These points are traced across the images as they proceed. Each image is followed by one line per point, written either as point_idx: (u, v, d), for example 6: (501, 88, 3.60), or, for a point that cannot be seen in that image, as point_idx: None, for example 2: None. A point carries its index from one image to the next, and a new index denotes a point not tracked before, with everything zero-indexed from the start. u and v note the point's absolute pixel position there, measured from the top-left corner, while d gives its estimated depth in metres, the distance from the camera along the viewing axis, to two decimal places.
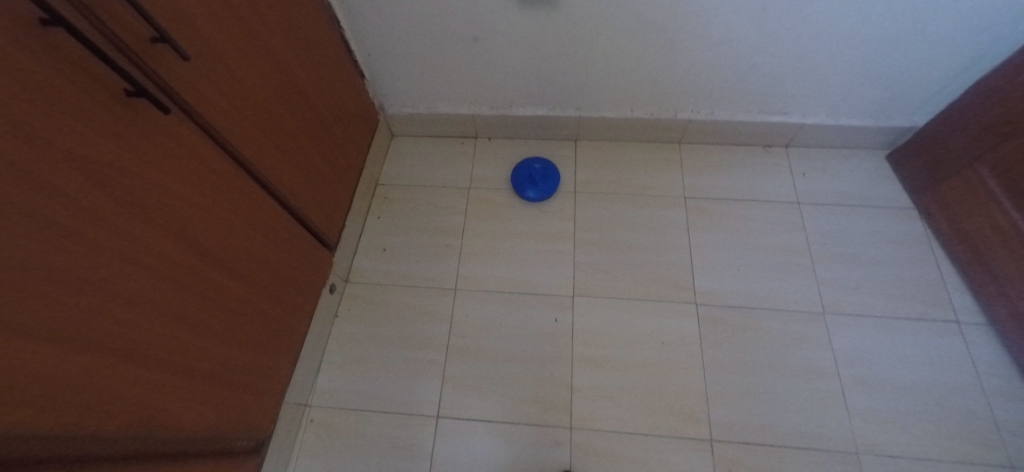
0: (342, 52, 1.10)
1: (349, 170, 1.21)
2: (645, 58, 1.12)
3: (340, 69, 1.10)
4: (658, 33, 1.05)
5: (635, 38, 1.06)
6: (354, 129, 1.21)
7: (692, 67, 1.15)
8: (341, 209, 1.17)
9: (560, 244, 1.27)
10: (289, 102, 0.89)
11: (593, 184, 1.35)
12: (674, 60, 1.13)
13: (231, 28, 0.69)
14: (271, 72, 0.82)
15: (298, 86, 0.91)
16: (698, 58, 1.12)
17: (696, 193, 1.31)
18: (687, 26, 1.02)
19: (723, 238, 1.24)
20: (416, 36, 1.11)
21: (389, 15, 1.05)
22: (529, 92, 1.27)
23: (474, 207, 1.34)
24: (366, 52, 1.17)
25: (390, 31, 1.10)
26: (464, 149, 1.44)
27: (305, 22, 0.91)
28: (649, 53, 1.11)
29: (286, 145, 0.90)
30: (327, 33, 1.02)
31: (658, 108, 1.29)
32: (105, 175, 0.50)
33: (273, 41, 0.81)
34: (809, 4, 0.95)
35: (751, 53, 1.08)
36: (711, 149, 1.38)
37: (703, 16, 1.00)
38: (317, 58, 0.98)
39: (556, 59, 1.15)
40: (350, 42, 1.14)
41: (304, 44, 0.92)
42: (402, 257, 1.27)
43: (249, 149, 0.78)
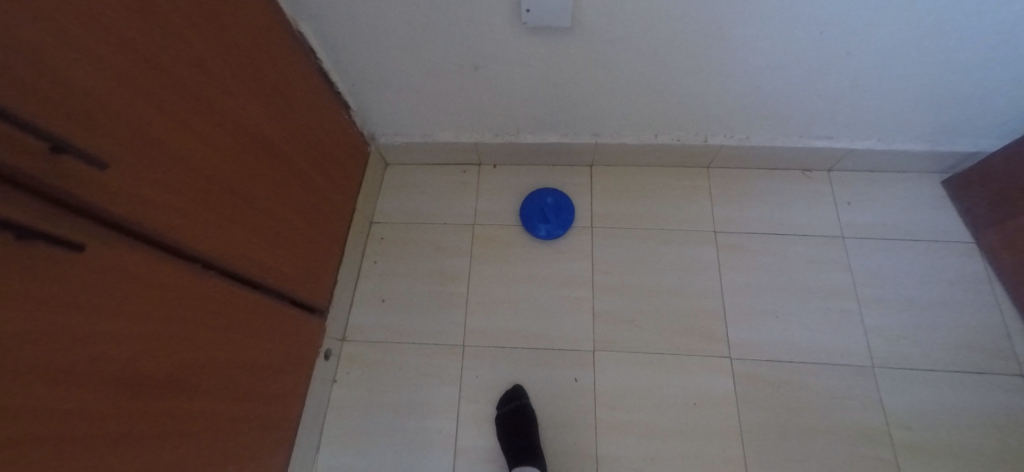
0: (320, 87, 0.94)
1: (336, 218, 1.07)
2: (676, 85, 0.98)
3: (318, 109, 0.94)
4: (693, 60, 0.91)
5: (666, 65, 0.92)
6: (340, 171, 1.07)
7: (729, 94, 1.01)
8: (329, 265, 1.04)
9: (579, 289, 1.15)
10: (257, 167, 0.74)
11: (614, 217, 1.22)
12: (710, 86, 0.98)
13: (170, 103, 0.54)
14: (231, 139, 0.67)
15: (266, 145, 0.76)
16: (738, 85, 0.97)
17: (728, 226, 1.19)
18: (727, 54, 0.89)
19: (760, 280, 1.12)
20: (405, 65, 0.94)
21: (374, 44, 0.89)
22: (540, 120, 1.12)
23: (480, 247, 1.21)
24: (349, 84, 1.02)
25: (376, 61, 0.94)
26: (466, 178, 1.29)
27: (270, 66, 0.75)
28: (680, 80, 0.97)
29: (258, 218, 0.76)
30: (299, 69, 0.86)
31: (687, 133, 1.15)
32: (23, 356, 0.37)
33: (230, 102, 0.65)
34: (873, 29, 0.81)
35: (799, 79, 0.95)
36: (744, 174, 1.25)
37: (747, 43, 0.86)
38: (289, 104, 0.82)
39: (571, 88, 1.00)
40: (330, 74, 0.98)
41: (270, 92, 0.76)
42: (405, 309, 1.15)
43: (211, 241, 0.64)
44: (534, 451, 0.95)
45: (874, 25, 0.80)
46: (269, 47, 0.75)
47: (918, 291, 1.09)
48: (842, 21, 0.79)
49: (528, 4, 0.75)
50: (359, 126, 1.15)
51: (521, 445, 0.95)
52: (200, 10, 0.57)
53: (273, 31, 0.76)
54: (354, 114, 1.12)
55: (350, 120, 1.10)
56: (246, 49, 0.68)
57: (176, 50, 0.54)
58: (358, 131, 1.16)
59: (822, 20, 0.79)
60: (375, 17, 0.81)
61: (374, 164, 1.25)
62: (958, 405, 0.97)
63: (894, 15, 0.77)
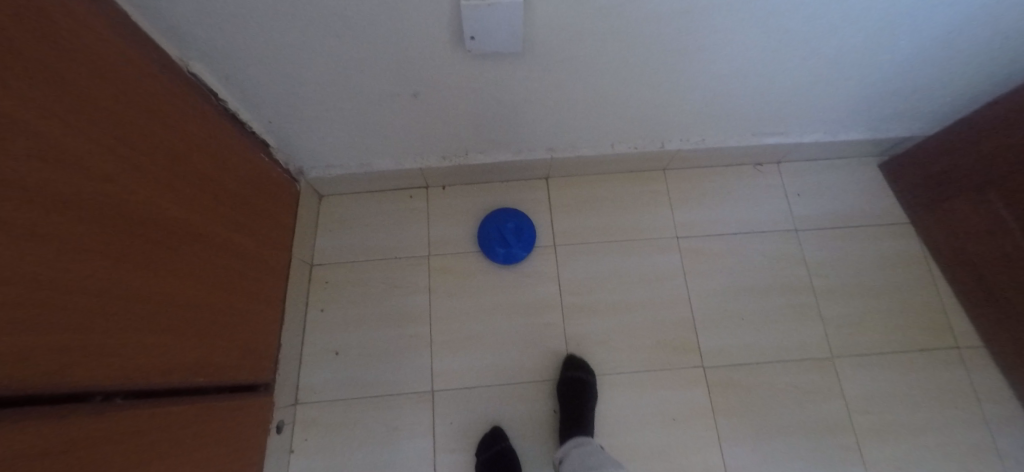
0: (230, 132, 0.79)
1: (274, 275, 0.93)
2: (632, 98, 0.93)
3: (231, 157, 0.78)
4: (649, 73, 0.85)
5: (621, 78, 0.86)
6: (271, 221, 0.92)
7: (684, 101, 0.97)
8: (270, 330, 0.91)
9: (548, 314, 1.10)
10: (158, 255, 0.59)
11: (577, 233, 1.17)
12: (667, 95, 0.94)
13: (33, 216, 0.39)
14: (118, 232, 0.52)
15: (169, 222, 0.61)
16: (694, 93, 0.94)
17: (689, 231, 1.18)
18: (684, 65, 0.84)
19: (723, 283, 1.13)
20: (331, 96, 0.82)
21: (291, 76, 0.76)
22: (490, 141, 1.03)
23: (438, 280, 1.12)
24: (266, 120, 0.87)
25: (295, 94, 0.80)
26: (414, 204, 1.19)
27: (159, 124, 0.60)
28: (636, 93, 0.92)
29: (167, 314, 0.61)
30: (198, 117, 0.70)
31: (643, 141, 1.11)
32: None
33: (113, 187, 0.50)
34: (825, 37, 0.79)
35: (754, 84, 0.92)
36: (700, 174, 1.24)
37: (703, 55, 0.82)
38: (192, 163, 0.67)
39: (523, 108, 0.92)
40: (240, 113, 0.83)
41: (165, 156, 0.60)
42: (362, 359, 1.05)
43: (102, 367, 0.50)
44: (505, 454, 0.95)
45: (826, 33, 0.78)
46: (153, 100, 0.59)
47: (866, 277, 1.14)
48: (798, 29, 0.77)
49: (471, 31, 0.66)
50: (282, 163, 1.00)
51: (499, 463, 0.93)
52: (55, 81, 0.42)
53: (158, 79, 0.61)
54: (275, 151, 0.97)
55: (271, 159, 0.95)
56: (124, 113, 0.53)
57: (36, 146, 0.39)
58: (283, 168, 1.00)
59: (776, 30, 0.76)
60: (288, 49, 0.69)
61: (307, 201, 1.11)
62: (908, 383, 1.04)
63: (847, 21, 0.76)
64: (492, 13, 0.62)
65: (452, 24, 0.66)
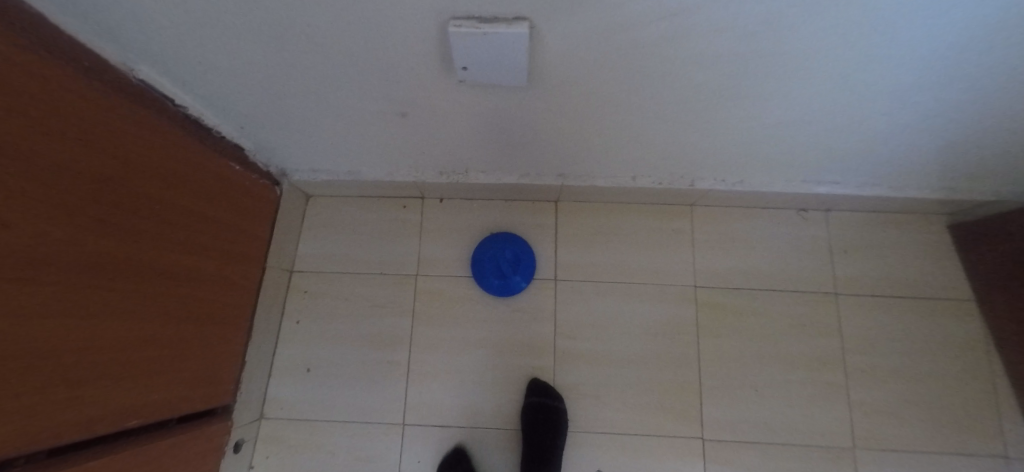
0: (194, 143, 0.71)
1: (242, 290, 0.88)
2: (664, 133, 0.79)
3: (194, 173, 0.71)
4: (687, 111, 0.72)
5: (653, 113, 0.72)
6: (241, 236, 0.85)
7: (725, 142, 0.82)
8: (235, 347, 0.87)
9: (538, 356, 1.00)
10: (83, 298, 0.52)
11: (582, 268, 1.05)
12: (706, 133, 0.79)
13: None
14: (23, 283, 0.43)
15: (103, 258, 0.54)
16: (738, 135, 0.79)
17: (709, 279, 1.04)
18: (728, 107, 0.70)
19: (737, 347, 1.00)
20: (307, 107, 0.73)
21: (259, 85, 0.67)
22: (491, 160, 0.91)
23: (423, 303, 1.04)
24: (237, 125, 0.79)
25: (268, 103, 0.72)
26: (407, 215, 1.10)
27: (98, 151, 0.52)
28: (668, 129, 0.78)
29: (105, 358, 0.56)
30: (151, 133, 0.62)
31: (671, 176, 0.97)
32: None
33: (31, 238, 0.44)
34: (911, 92, 0.64)
35: (814, 131, 0.77)
36: (732, 214, 1.08)
37: (754, 99, 0.67)
38: (141, 188, 0.59)
39: (531, 135, 0.81)
40: (205, 117, 0.75)
41: (96, 185, 0.52)
42: (335, 379, 1.00)
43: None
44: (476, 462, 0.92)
45: (913, 89, 0.63)
46: (93, 125, 0.51)
47: (909, 360, 0.98)
48: (878, 82, 0.62)
49: (463, 62, 0.56)
50: (258, 166, 0.92)
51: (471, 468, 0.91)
52: None
53: (102, 95, 0.53)
54: (250, 155, 0.89)
55: (246, 164, 0.88)
56: (51, 148, 0.45)
57: None
58: (259, 172, 0.92)
59: (850, 80, 0.61)
60: (250, 60, 0.60)
61: (289, 205, 1.04)
62: None
63: (943, 79, 0.60)
64: (488, 44, 0.51)
65: (441, 50, 0.56)
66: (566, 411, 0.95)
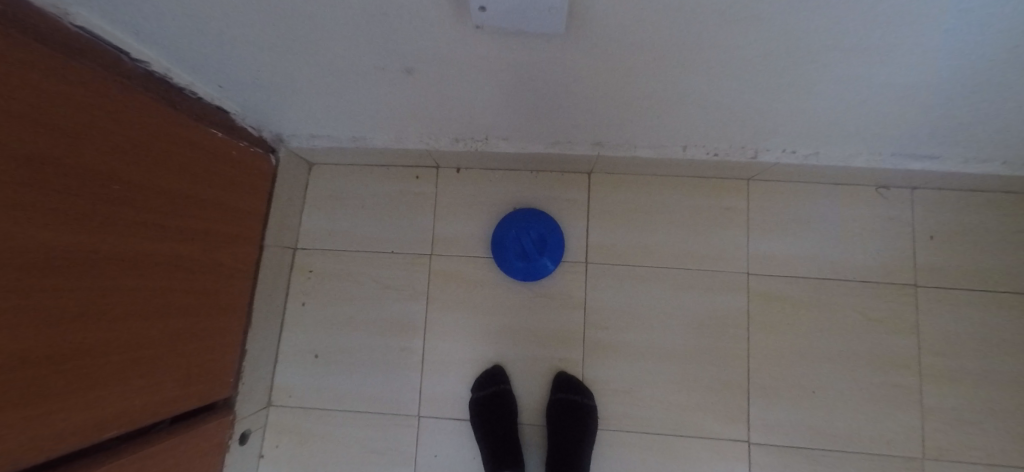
0: (158, 106, 0.59)
1: (237, 274, 0.79)
2: (734, 93, 0.63)
3: (161, 143, 0.59)
4: (770, 69, 0.55)
5: (725, 70, 0.56)
6: (228, 216, 0.75)
7: (808, 107, 0.66)
8: (233, 335, 0.80)
9: (565, 349, 0.90)
10: (40, 301, 0.43)
11: (617, 250, 0.92)
12: (787, 95, 0.62)
13: None
14: None
15: (59, 253, 0.45)
16: (827, 99, 0.63)
17: (763, 267, 0.91)
18: (827, 65, 0.54)
19: (792, 344, 0.88)
20: (291, 62, 0.59)
21: (229, 35, 0.53)
22: (516, 126, 0.77)
23: (438, 287, 0.94)
24: (215, 84, 0.66)
25: (244, 58, 0.59)
26: (419, 187, 0.98)
27: (40, 122, 0.41)
28: (739, 88, 0.61)
29: (74, 366, 0.48)
30: (102, 95, 0.50)
31: (730, 146, 0.81)
32: None
33: None
34: None
35: (931, 96, 0.60)
36: (795, 191, 0.93)
37: (865, 56, 0.51)
38: (94, 167, 0.48)
39: (565, 95, 0.66)
40: (174, 75, 0.62)
41: (42, 166, 0.42)
42: (345, 367, 0.93)
43: None
44: (510, 443, 0.86)
45: None
46: (26, 87, 0.40)
47: (998, 365, 0.84)
48: None
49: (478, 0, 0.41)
50: (247, 132, 0.80)
51: (505, 446, 0.85)
52: None
53: (32, 41, 0.40)
54: (236, 119, 0.77)
55: (231, 130, 0.76)
56: None
57: None
58: (249, 139, 0.81)
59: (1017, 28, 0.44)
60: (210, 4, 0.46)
61: (288, 176, 0.93)
62: None
63: None
64: None
65: None
66: (596, 410, 0.87)
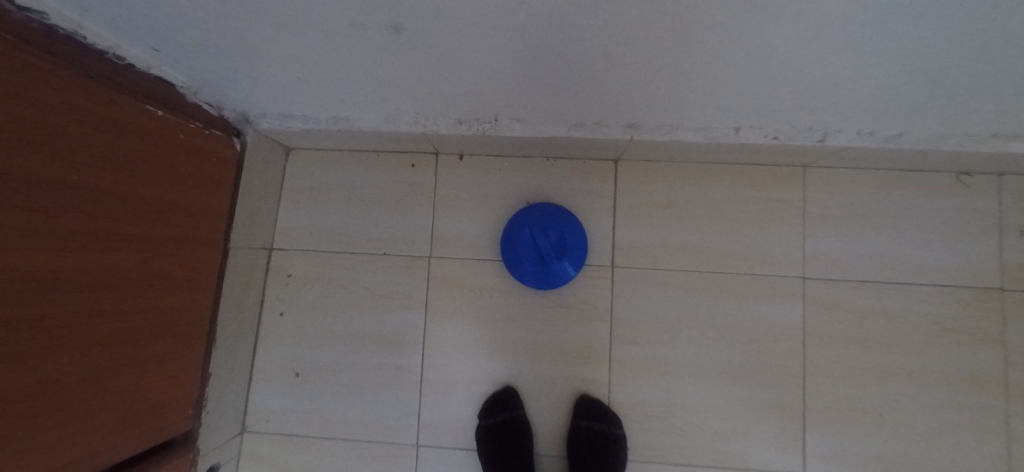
0: (67, 73, 0.44)
1: (193, 285, 0.65)
2: (823, 62, 0.47)
3: (77, 124, 0.45)
4: (890, 30, 0.40)
5: (826, 31, 0.41)
6: (174, 214, 0.60)
7: (917, 79, 0.50)
8: (191, 358, 0.66)
9: (587, 366, 0.78)
10: None
11: (647, 251, 0.79)
12: (895, 64, 0.47)
13: None
14: None
15: None
16: (948, 69, 0.47)
17: (821, 271, 0.77)
18: (976, 24, 0.38)
19: (857, 362, 0.75)
20: (239, 18, 0.44)
21: None
22: (533, 103, 0.62)
23: (438, 295, 0.81)
24: (150, 47, 0.50)
25: (175, 13, 0.43)
26: (415, 177, 0.84)
27: None
28: (834, 57, 0.46)
29: None
30: None
31: (794, 128, 0.66)
32: None
33: None
34: None
35: None
36: (860, 179, 0.77)
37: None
38: None
39: (600, 63, 0.51)
40: (89, 31, 0.46)
41: None
42: (331, 387, 0.80)
43: None
44: None
45: None
46: None
47: None
48: None
49: None
50: (201, 109, 0.65)
51: None
52: None
53: None
54: (186, 93, 0.62)
55: (180, 108, 0.61)
56: None
57: None
58: (204, 119, 0.66)
59: None
60: None
61: (258, 165, 0.78)
62: None
63: None
64: None
65: None
66: (625, 440, 0.75)
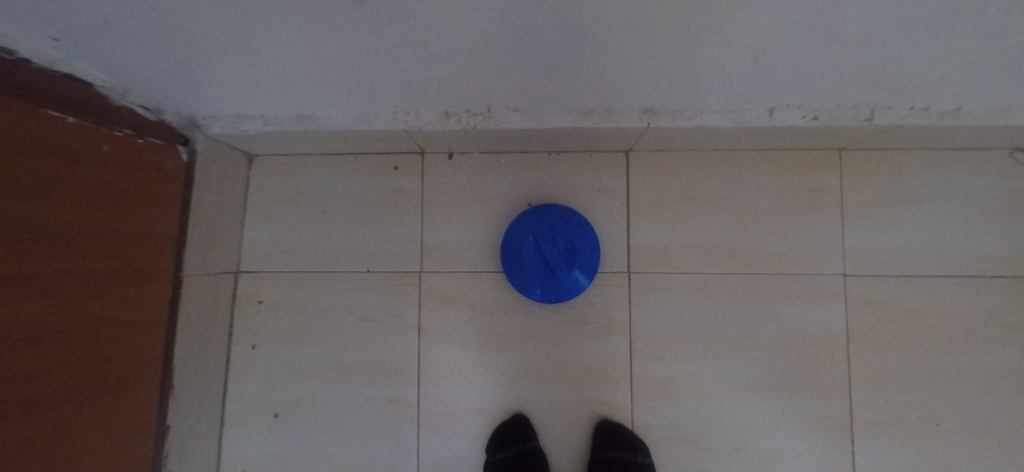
0: None
1: (137, 326, 0.54)
2: (903, 24, 0.37)
3: None
4: None
5: None
6: (106, 242, 0.49)
7: (1010, 40, 0.41)
8: (142, 413, 0.56)
9: (606, 387, 0.69)
10: None
11: (668, 253, 0.70)
12: (991, 19, 0.37)
13: None
14: None
15: None
16: None
17: (864, 267, 0.68)
18: None
19: (907, 367, 0.66)
20: None
21: None
22: (535, 89, 0.51)
23: (432, 316, 0.71)
24: (46, 35, 0.38)
25: None
26: (399, 181, 0.73)
27: None
28: (920, 15, 0.36)
29: None
30: None
31: (839, 106, 0.56)
32: None
33: None
34: None
35: None
36: (906, 161, 0.68)
37: None
38: None
39: (619, 36, 0.40)
40: None
41: None
42: (316, 426, 0.70)
43: None
44: None
45: None
46: None
47: None
48: None
49: None
50: (134, 113, 0.53)
51: None
52: None
53: None
54: (109, 94, 0.49)
55: (101, 113, 0.49)
56: None
57: None
58: (136, 125, 0.54)
59: None
60: None
61: (215, 177, 0.67)
62: None
63: None
64: None
65: None
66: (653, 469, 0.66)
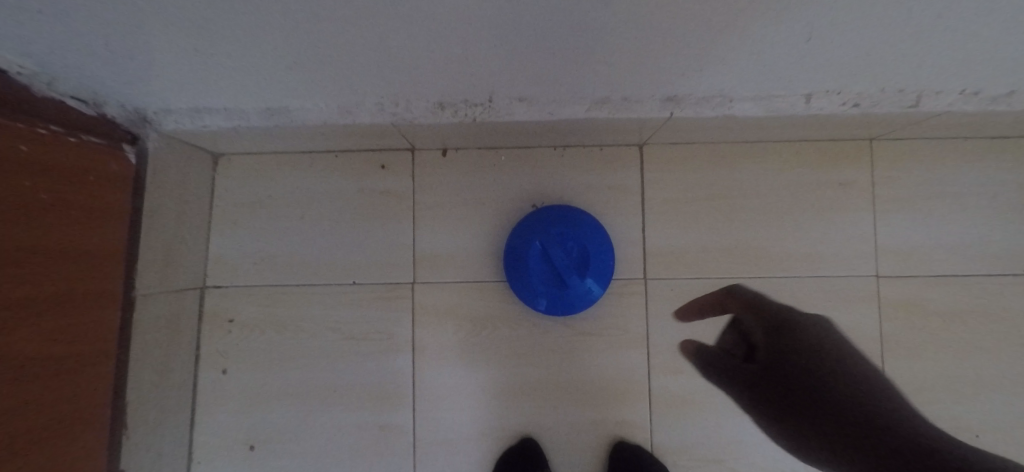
0: None
1: (82, 362, 0.46)
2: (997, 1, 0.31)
3: None
4: None
5: None
6: (45, 265, 0.41)
7: None
8: (91, 463, 0.47)
9: (621, 405, 0.62)
10: None
11: (685, 257, 0.63)
12: None
13: None
14: None
15: None
16: None
17: (897, 267, 0.63)
18: None
19: (943, 376, 0.62)
20: None
21: None
22: (545, 75, 0.44)
23: (427, 332, 0.63)
24: None
25: None
26: (385, 182, 0.65)
27: None
28: None
29: None
30: None
31: (885, 92, 0.50)
32: None
33: None
34: None
35: None
36: (941, 152, 0.63)
37: None
38: None
39: (652, 14, 0.33)
40: None
41: None
42: (298, 459, 0.63)
43: None
44: None
45: None
46: None
47: None
48: None
49: None
50: (67, 107, 0.44)
51: None
52: None
53: None
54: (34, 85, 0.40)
55: (29, 109, 0.40)
56: None
57: None
58: (71, 123, 0.44)
59: None
60: None
61: (171, 181, 0.58)
62: None
63: None
64: None
65: None
66: None
